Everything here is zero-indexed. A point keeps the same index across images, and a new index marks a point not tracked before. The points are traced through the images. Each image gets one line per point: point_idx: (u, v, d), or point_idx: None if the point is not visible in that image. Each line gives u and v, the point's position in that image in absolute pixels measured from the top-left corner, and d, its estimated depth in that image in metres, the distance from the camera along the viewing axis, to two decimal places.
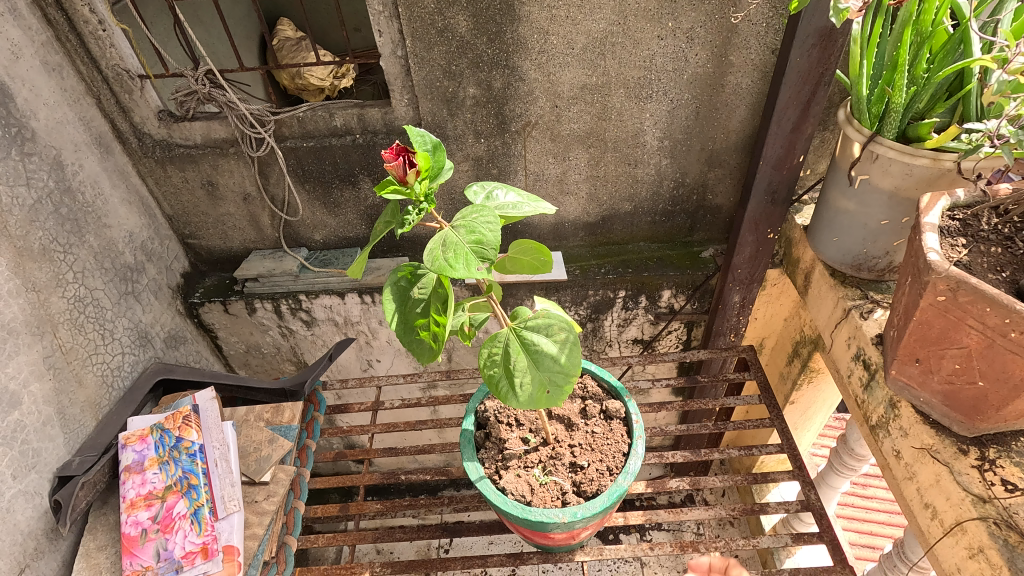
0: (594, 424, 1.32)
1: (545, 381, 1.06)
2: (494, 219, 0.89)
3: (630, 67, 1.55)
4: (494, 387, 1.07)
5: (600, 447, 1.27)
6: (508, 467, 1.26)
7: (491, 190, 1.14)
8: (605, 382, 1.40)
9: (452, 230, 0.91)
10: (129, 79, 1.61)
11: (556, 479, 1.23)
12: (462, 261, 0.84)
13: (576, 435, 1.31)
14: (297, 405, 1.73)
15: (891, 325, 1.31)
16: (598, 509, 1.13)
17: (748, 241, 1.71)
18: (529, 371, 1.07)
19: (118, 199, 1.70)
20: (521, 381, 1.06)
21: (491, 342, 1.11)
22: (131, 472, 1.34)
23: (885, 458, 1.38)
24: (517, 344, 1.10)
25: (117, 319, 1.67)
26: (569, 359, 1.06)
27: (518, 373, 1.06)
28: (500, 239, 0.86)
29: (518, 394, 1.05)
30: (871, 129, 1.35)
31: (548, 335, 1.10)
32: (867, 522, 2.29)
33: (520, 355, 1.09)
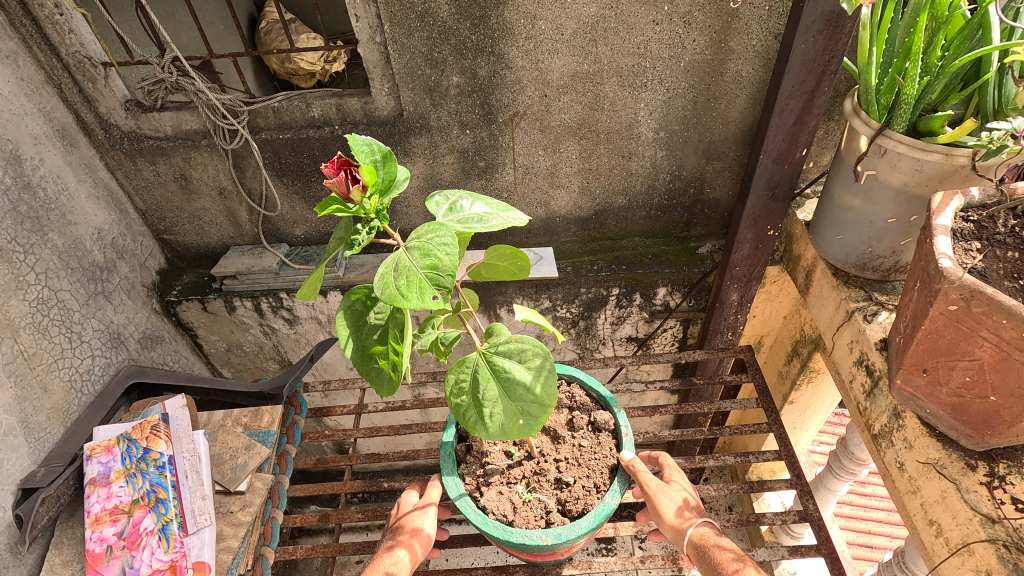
0: (582, 437, 1.28)
1: (518, 411, 1.00)
2: (451, 241, 0.80)
3: (623, 54, 1.46)
4: (462, 417, 1.02)
5: (587, 462, 1.24)
6: (490, 483, 1.23)
7: (456, 199, 1.06)
8: (593, 391, 1.34)
9: (406, 253, 0.82)
10: (91, 66, 1.52)
11: (540, 497, 1.21)
12: (415, 290, 0.76)
13: (562, 449, 1.28)
14: (276, 408, 1.66)
15: (897, 330, 1.23)
16: (584, 531, 1.10)
17: (747, 238, 1.63)
18: (500, 401, 1.01)
19: (84, 194, 1.62)
20: (492, 410, 1.00)
21: (458, 368, 1.04)
22: (96, 485, 1.28)
23: (888, 469, 1.32)
24: (487, 370, 1.03)
25: (85, 321, 1.59)
26: (544, 386, 1.00)
27: (489, 403, 1.01)
28: (457, 264, 0.77)
29: (489, 425, 1.00)
30: (880, 122, 1.26)
31: (522, 360, 1.02)
32: (865, 521, 2.25)
33: (490, 383, 1.02)
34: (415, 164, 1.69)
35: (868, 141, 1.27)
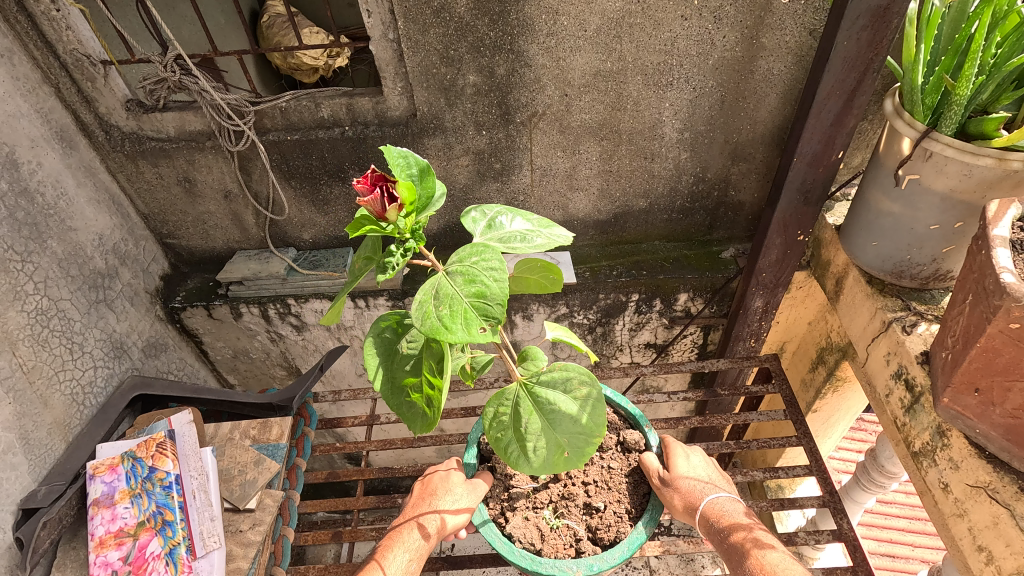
0: (611, 459, 1.26)
1: (564, 444, 1.00)
2: (498, 267, 0.77)
3: (649, 52, 1.39)
4: (505, 451, 1.03)
5: (617, 485, 1.22)
6: (515, 509, 1.21)
7: (494, 215, 1.00)
8: (621, 409, 1.33)
9: (448, 278, 0.80)
10: (90, 65, 1.45)
11: (568, 523, 1.18)
12: (461, 322, 0.73)
13: (591, 471, 1.25)
14: (286, 420, 1.59)
15: (942, 345, 1.17)
16: (618, 561, 1.08)
17: (776, 244, 1.56)
18: (545, 434, 1.02)
19: (84, 199, 1.55)
20: (536, 444, 1.01)
21: (500, 399, 1.06)
22: (100, 507, 1.22)
23: (930, 489, 1.25)
24: (529, 403, 1.05)
25: (87, 331, 1.53)
26: (590, 417, 1.01)
27: (533, 437, 1.02)
28: (505, 293, 0.74)
29: (534, 459, 1.01)
30: (925, 123, 1.19)
31: (567, 391, 1.04)
32: (888, 529, 2.23)
33: (534, 415, 1.03)
34: (428, 166, 1.63)
35: (913, 144, 1.20)
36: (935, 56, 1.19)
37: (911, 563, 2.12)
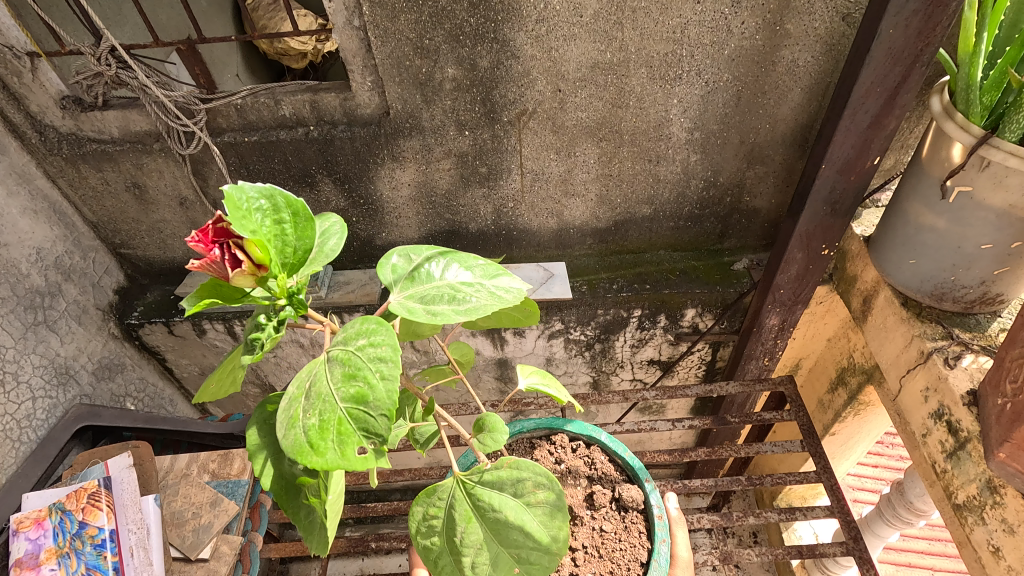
0: (604, 519, 1.06)
1: (512, 559, 0.83)
2: (386, 365, 0.63)
3: (655, 40, 1.20)
4: (432, 563, 0.85)
5: (610, 552, 1.02)
6: None
7: (425, 260, 0.86)
8: (618, 458, 1.14)
9: (327, 369, 0.67)
10: (14, 57, 1.26)
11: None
12: (335, 439, 0.62)
13: (579, 534, 1.06)
14: (248, 453, 1.45)
15: (998, 389, 1.00)
16: None
17: (797, 258, 1.38)
18: (485, 545, 0.84)
19: (17, 209, 1.38)
20: (475, 560, 0.83)
21: (428, 500, 0.86)
22: (23, 569, 1.06)
23: (974, 548, 1.09)
24: (467, 506, 0.85)
25: (22, 358, 1.37)
26: (547, 529, 0.83)
27: (470, 550, 0.84)
28: (388, 403, 0.61)
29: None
30: (981, 127, 1.01)
31: (517, 493, 0.85)
32: (905, 552, 2.11)
33: (472, 522, 0.84)
34: (405, 170, 1.45)
35: (966, 151, 1.02)
36: (997, 47, 1.01)
37: None
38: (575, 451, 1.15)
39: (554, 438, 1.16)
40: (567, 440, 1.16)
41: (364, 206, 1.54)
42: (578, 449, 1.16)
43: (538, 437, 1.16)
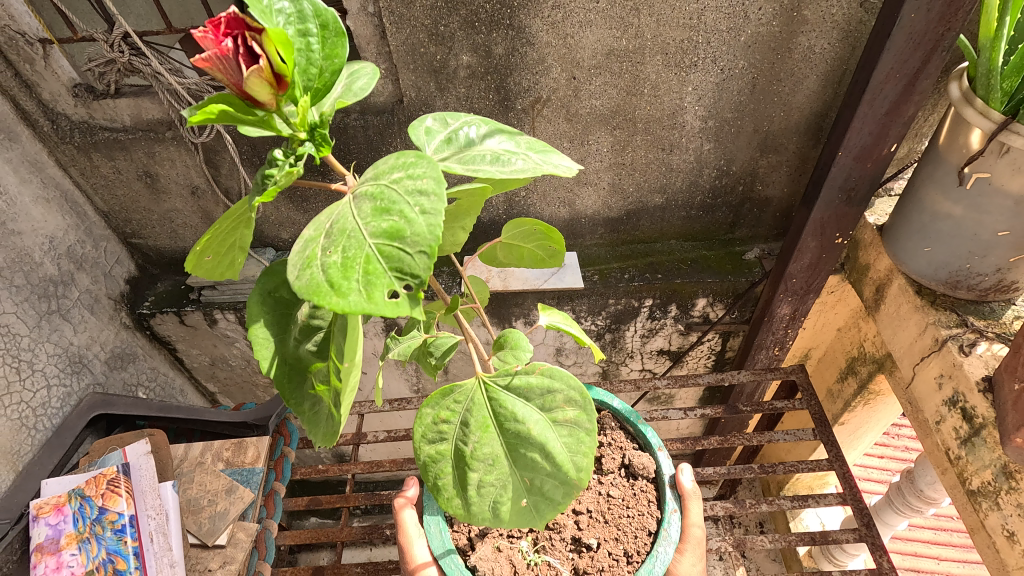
0: (611, 485, 1.08)
1: (525, 482, 0.84)
2: (428, 189, 0.55)
3: (671, 27, 1.19)
4: (432, 477, 0.84)
5: (617, 519, 1.05)
6: (486, 538, 1.04)
7: (463, 125, 0.84)
8: (631, 425, 1.15)
9: (354, 206, 0.60)
10: (26, 44, 1.26)
11: (548, 562, 1.01)
12: (359, 278, 0.53)
13: (585, 499, 1.08)
14: (262, 441, 1.44)
15: (1015, 375, 1.00)
16: None
17: (811, 247, 1.38)
18: (497, 463, 0.84)
19: (30, 197, 1.38)
20: (484, 478, 0.83)
21: (440, 401, 0.86)
22: (43, 554, 1.08)
23: (989, 533, 1.10)
24: (486, 415, 0.86)
25: (37, 347, 1.37)
26: (570, 453, 0.83)
27: (479, 465, 0.83)
28: (433, 232, 0.53)
29: (473, 496, 0.83)
30: (1001, 112, 1.01)
31: (545, 408, 0.85)
32: (912, 542, 2.13)
33: (489, 433, 0.85)
34: None
35: (986, 137, 1.02)
36: (1018, 32, 1.00)
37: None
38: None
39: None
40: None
41: None
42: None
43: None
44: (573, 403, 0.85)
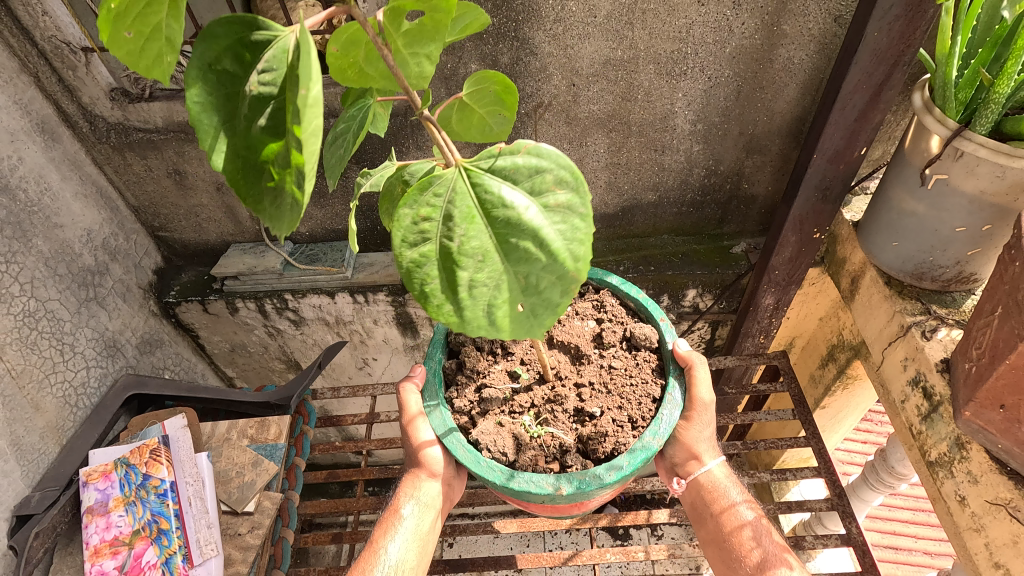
0: (613, 357, 1.15)
1: (517, 282, 0.72)
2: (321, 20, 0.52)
3: (662, 39, 1.31)
4: (419, 286, 0.73)
5: (618, 386, 1.12)
6: (488, 414, 1.10)
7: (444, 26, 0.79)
8: (631, 302, 1.22)
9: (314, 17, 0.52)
10: (70, 52, 1.37)
11: (551, 432, 1.08)
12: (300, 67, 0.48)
13: (586, 373, 1.15)
14: (284, 418, 1.54)
15: (965, 355, 1.12)
16: (612, 479, 0.96)
17: (791, 241, 1.49)
18: (487, 259, 0.72)
19: (70, 193, 1.49)
20: (473, 278, 0.72)
21: (421, 200, 0.73)
22: (94, 515, 1.21)
23: (944, 499, 1.22)
24: (470, 205, 0.73)
25: (78, 331, 1.49)
26: (564, 241, 0.72)
27: (469, 264, 0.72)
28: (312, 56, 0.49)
29: (463, 300, 0.73)
30: (956, 121, 1.12)
31: (536, 193, 0.72)
32: (891, 522, 2.27)
33: (471, 224, 0.72)
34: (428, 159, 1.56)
35: (943, 142, 1.13)
36: (972, 48, 1.12)
37: (913, 554, 2.18)
38: (583, 295, 1.25)
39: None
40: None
41: None
42: (586, 293, 1.26)
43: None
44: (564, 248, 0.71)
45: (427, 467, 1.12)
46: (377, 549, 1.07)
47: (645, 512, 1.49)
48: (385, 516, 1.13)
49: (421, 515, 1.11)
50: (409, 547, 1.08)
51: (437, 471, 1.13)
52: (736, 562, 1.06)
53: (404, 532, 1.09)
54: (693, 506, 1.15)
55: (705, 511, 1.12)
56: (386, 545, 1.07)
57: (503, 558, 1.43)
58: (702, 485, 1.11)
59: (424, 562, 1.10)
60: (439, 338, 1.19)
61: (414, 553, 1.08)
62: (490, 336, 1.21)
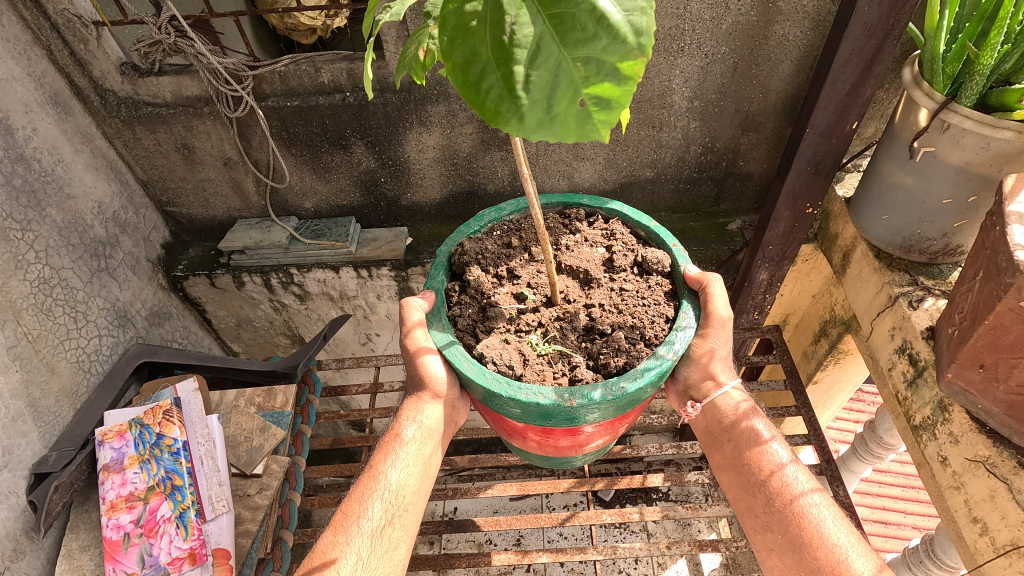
0: (625, 280, 1.18)
1: (579, 69, 0.55)
2: None
3: (660, 15, 1.34)
4: (470, 94, 0.56)
5: (629, 306, 1.14)
6: (493, 332, 1.13)
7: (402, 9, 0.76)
8: (641, 230, 1.26)
9: None
10: (82, 26, 1.40)
11: (558, 350, 1.10)
12: None
13: (596, 294, 1.18)
14: (290, 388, 1.59)
15: (948, 320, 1.16)
16: (621, 392, 0.97)
17: (785, 216, 1.53)
18: (544, 44, 0.54)
19: (82, 165, 1.53)
20: (530, 71, 0.55)
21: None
22: (110, 472, 1.28)
23: (927, 461, 1.27)
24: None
25: (90, 300, 1.53)
26: (623, 12, 0.54)
27: (524, 54, 0.54)
28: None
29: (520, 100, 0.55)
30: (943, 94, 1.16)
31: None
32: (881, 496, 2.42)
33: (524, 9, 0.54)
34: (431, 135, 1.59)
35: (930, 115, 1.17)
36: (959, 23, 1.15)
37: (902, 529, 2.30)
38: (593, 224, 1.29)
39: (568, 212, 1.29)
40: (583, 213, 1.30)
41: (393, 167, 1.69)
42: (596, 222, 1.29)
43: (551, 212, 1.31)
44: (628, 28, 0.53)
45: (430, 390, 1.14)
46: (377, 475, 1.12)
47: (639, 477, 1.55)
48: (387, 440, 1.16)
49: (424, 440, 1.15)
50: (410, 472, 1.13)
51: (441, 394, 1.15)
52: (753, 480, 1.11)
53: (405, 460, 1.13)
54: (708, 430, 1.21)
55: (722, 433, 1.18)
56: (387, 472, 1.12)
57: (503, 518, 1.52)
58: (718, 408, 1.18)
59: (425, 485, 1.16)
60: (442, 259, 1.21)
61: (414, 478, 1.13)
62: (498, 260, 1.23)
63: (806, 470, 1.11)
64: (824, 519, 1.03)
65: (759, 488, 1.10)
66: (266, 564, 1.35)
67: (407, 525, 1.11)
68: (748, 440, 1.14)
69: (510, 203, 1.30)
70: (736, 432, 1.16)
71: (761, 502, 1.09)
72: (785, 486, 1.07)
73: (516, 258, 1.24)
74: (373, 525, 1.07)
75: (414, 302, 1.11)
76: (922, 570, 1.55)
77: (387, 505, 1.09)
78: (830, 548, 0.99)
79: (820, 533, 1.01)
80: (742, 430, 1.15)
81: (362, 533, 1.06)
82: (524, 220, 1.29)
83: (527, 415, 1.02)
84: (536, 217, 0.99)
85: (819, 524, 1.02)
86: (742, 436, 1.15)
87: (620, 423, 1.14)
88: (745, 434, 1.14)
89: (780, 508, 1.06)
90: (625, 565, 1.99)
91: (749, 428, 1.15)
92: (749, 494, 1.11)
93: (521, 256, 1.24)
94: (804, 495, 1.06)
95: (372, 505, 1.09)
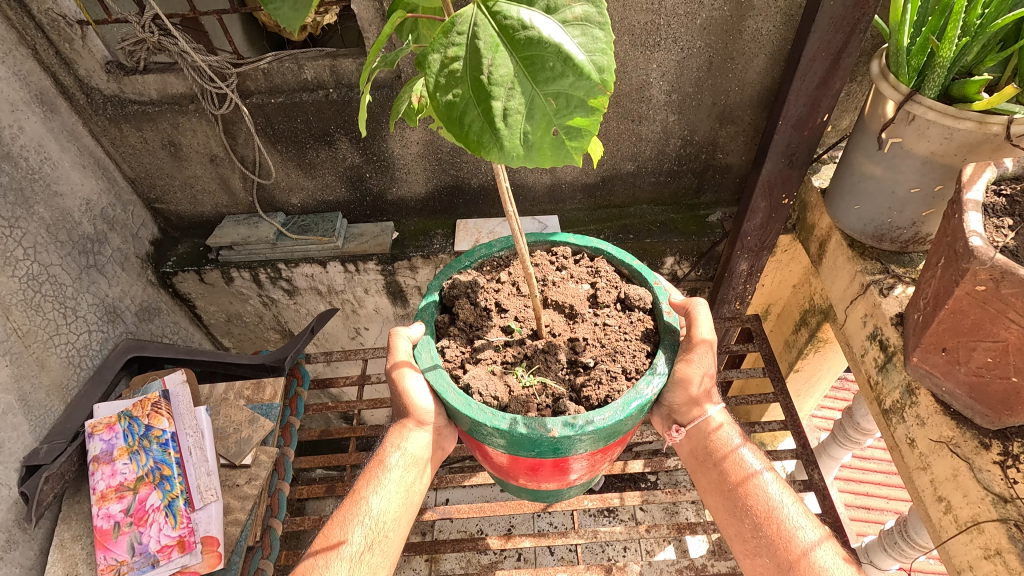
0: (608, 314, 1.18)
1: (550, 103, 0.61)
2: None
3: (636, 11, 1.36)
4: (454, 123, 0.61)
5: (613, 341, 1.14)
6: (478, 363, 1.13)
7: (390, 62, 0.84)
8: (625, 268, 1.26)
9: None
10: (66, 25, 1.42)
11: (543, 381, 1.10)
12: None
13: (580, 328, 1.18)
14: (279, 380, 1.59)
15: (914, 306, 1.19)
16: (605, 423, 0.97)
17: (761, 208, 1.55)
18: (518, 84, 0.60)
19: (69, 163, 1.55)
20: (507, 105, 0.60)
21: (445, 42, 0.60)
22: (100, 463, 1.33)
23: (897, 444, 1.29)
24: (493, 33, 0.60)
25: (79, 296, 1.55)
26: (586, 53, 0.59)
27: (501, 91, 0.60)
28: None
29: (499, 130, 0.61)
30: (908, 86, 1.20)
31: (550, 10, 0.61)
32: (863, 483, 2.56)
33: (500, 52, 0.60)
34: (415, 130, 1.62)
35: (897, 106, 1.20)
36: (923, 17, 1.19)
37: (883, 513, 2.46)
38: (578, 262, 1.29)
39: (554, 251, 1.29)
40: (569, 252, 1.30)
41: (377, 163, 1.71)
42: (582, 260, 1.29)
43: (538, 250, 1.31)
44: (592, 67, 0.59)
45: (415, 418, 1.12)
46: (359, 500, 1.11)
47: (621, 463, 1.59)
48: (371, 466, 1.15)
49: (407, 467, 1.14)
50: (391, 499, 1.12)
51: (426, 421, 1.13)
52: (738, 501, 1.07)
53: (388, 486, 1.12)
54: (693, 454, 1.16)
55: (704, 452, 1.13)
56: (370, 498, 1.11)
57: (488, 506, 1.55)
58: (701, 428, 1.14)
59: (408, 512, 1.15)
60: (434, 292, 1.21)
61: (396, 504, 1.12)
62: (488, 294, 1.24)
63: (786, 484, 1.08)
64: (808, 540, 1.00)
65: (744, 512, 1.05)
66: (255, 551, 1.36)
67: (387, 552, 1.09)
68: (728, 453, 1.10)
69: (500, 240, 1.31)
70: (715, 447, 1.12)
71: (749, 528, 1.04)
72: (771, 511, 1.03)
73: (504, 293, 1.24)
74: (353, 550, 1.06)
75: (405, 330, 1.13)
76: (897, 551, 1.61)
77: (367, 531, 1.08)
78: (804, 554, 0.98)
79: (807, 554, 0.98)
80: (721, 443, 1.12)
81: (341, 557, 1.05)
82: (513, 257, 1.30)
83: (513, 446, 1.01)
84: (523, 253, 1.01)
85: (805, 546, 0.99)
86: (720, 450, 1.11)
87: (606, 455, 1.14)
88: (723, 447, 1.11)
89: (767, 533, 1.02)
90: (613, 552, 2.03)
91: (723, 437, 1.12)
92: (737, 519, 1.07)
93: (510, 290, 1.25)
94: (788, 517, 1.03)
95: (352, 530, 1.08)
